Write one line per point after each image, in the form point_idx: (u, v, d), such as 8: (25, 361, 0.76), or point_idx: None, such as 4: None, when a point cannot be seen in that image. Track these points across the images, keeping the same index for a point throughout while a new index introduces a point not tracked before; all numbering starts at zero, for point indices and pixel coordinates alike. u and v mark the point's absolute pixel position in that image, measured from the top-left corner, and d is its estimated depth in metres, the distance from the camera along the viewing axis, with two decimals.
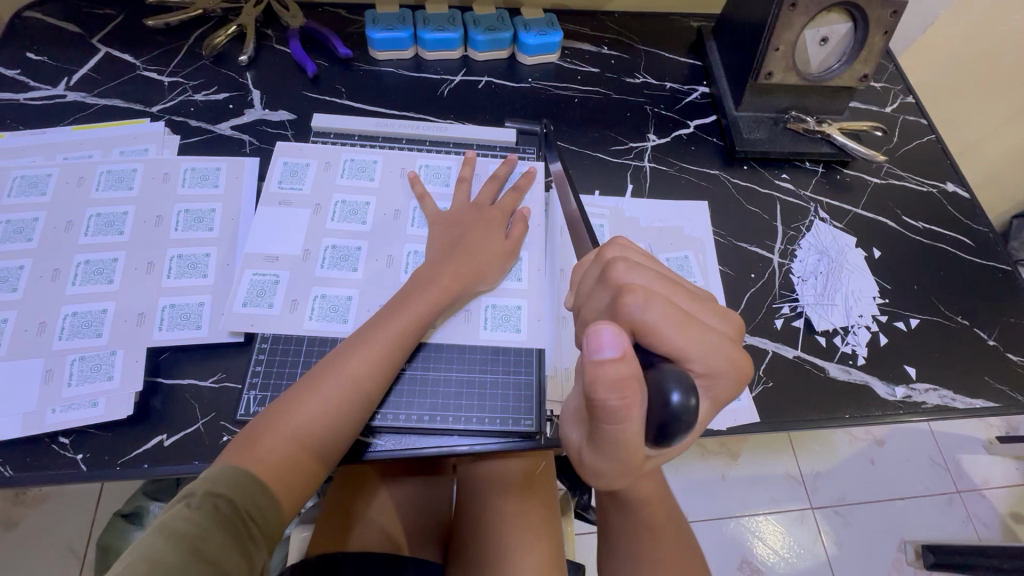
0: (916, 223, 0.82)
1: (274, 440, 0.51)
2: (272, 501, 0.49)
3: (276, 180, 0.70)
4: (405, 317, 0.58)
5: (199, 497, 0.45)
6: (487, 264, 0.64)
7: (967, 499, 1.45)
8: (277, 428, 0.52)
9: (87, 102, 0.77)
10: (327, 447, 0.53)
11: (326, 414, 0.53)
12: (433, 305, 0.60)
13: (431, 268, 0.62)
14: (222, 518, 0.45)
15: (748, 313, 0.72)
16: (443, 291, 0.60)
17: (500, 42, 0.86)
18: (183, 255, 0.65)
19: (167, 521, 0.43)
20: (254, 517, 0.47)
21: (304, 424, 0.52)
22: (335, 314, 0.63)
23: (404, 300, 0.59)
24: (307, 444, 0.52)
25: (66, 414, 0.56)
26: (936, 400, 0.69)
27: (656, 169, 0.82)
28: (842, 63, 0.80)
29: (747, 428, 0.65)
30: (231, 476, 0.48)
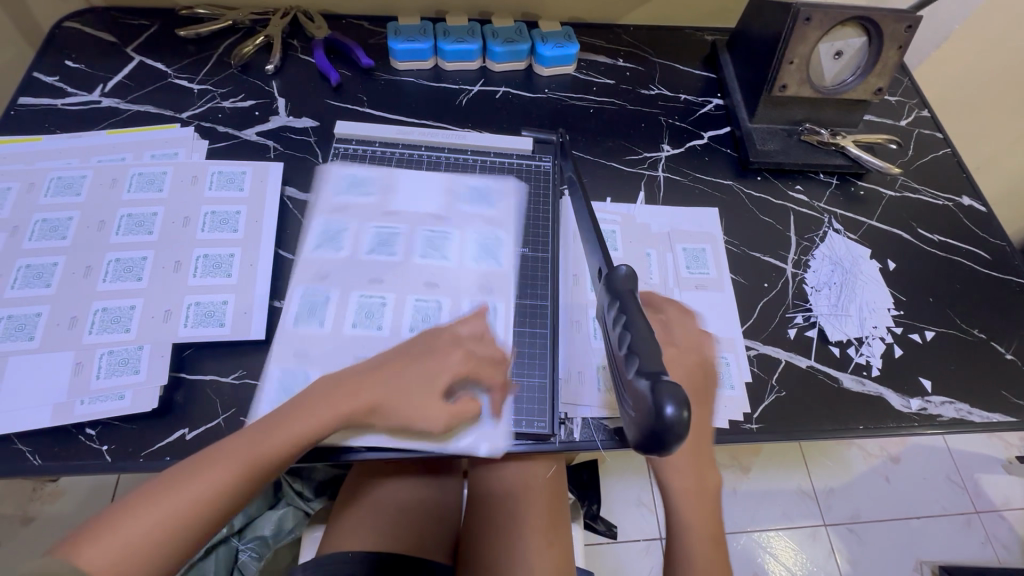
0: (931, 236, 0.82)
1: (107, 544, 0.44)
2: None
3: (348, 178, 0.75)
4: (301, 430, 0.52)
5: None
6: (416, 377, 0.58)
7: (986, 520, 1.42)
8: (124, 522, 0.45)
9: (121, 108, 0.81)
10: (170, 554, 0.46)
11: (181, 517, 0.47)
12: (343, 415, 0.54)
13: (362, 374, 0.57)
14: None
15: (761, 322, 0.72)
16: (357, 403, 0.55)
17: (518, 54, 0.89)
18: (209, 255, 0.67)
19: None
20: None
21: (154, 522, 0.46)
22: (286, 342, 0.62)
23: (312, 405, 0.54)
24: (148, 547, 0.45)
25: (93, 406, 0.57)
26: (952, 413, 0.68)
27: (670, 179, 0.83)
28: (857, 76, 0.80)
29: (759, 437, 0.65)
30: (51, 570, 0.42)
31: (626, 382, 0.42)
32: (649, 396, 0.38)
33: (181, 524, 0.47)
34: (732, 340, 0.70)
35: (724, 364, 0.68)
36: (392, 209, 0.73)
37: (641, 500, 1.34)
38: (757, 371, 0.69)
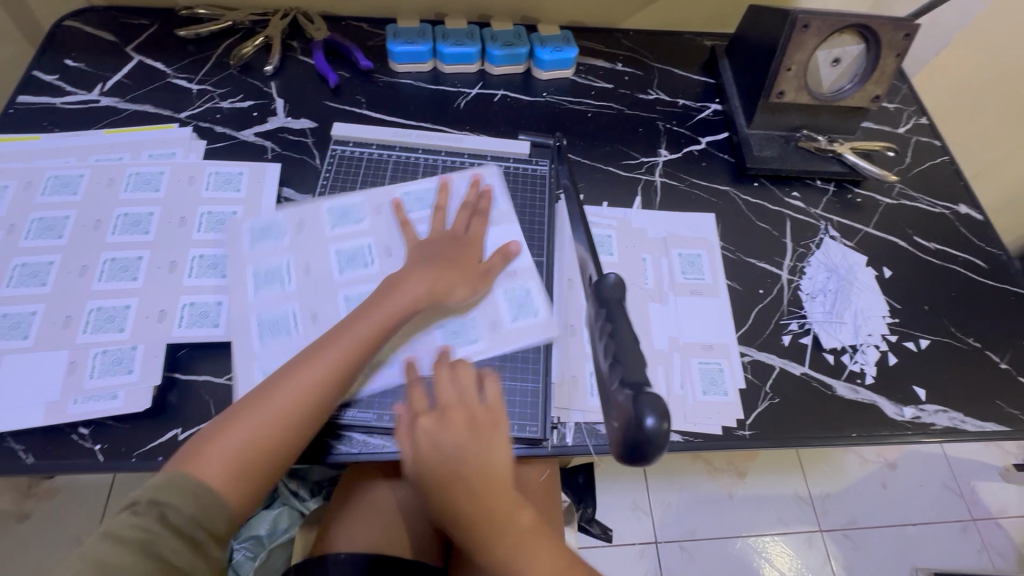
0: (928, 244, 0.82)
1: (222, 449, 0.51)
2: (220, 511, 0.50)
3: (400, 185, 0.74)
4: (373, 326, 0.59)
5: (142, 505, 0.47)
6: (457, 279, 0.65)
7: (982, 527, 1.42)
8: (231, 432, 0.52)
9: (119, 107, 0.81)
10: (274, 459, 0.53)
11: (271, 424, 0.53)
12: (389, 318, 0.60)
13: (395, 280, 0.63)
14: (166, 525, 0.47)
15: (755, 328, 0.72)
16: (403, 303, 0.61)
17: (517, 57, 0.89)
18: (258, 224, 0.69)
19: (111, 527, 0.46)
20: (199, 526, 0.48)
21: (255, 428, 0.53)
22: (278, 329, 0.63)
23: (361, 315, 0.60)
24: (253, 453, 0.52)
25: (86, 405, 0.58)
26: (946, 422, 0.68)
27: (667, 184, 0.83)
28: (854, 83, 0.80)
29: (751, 444, 0.65)
30: (176, 484, 0.49)
31: (608, 392, 0.44)
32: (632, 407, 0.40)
33: (274, 428, 0.53)
34: (726, 346, 0.70)
35: (717, 369, 0.69)
36: (391, 207, 0.73)
37: (636, 504, 1.37)
38: (750, 377, 0.69)
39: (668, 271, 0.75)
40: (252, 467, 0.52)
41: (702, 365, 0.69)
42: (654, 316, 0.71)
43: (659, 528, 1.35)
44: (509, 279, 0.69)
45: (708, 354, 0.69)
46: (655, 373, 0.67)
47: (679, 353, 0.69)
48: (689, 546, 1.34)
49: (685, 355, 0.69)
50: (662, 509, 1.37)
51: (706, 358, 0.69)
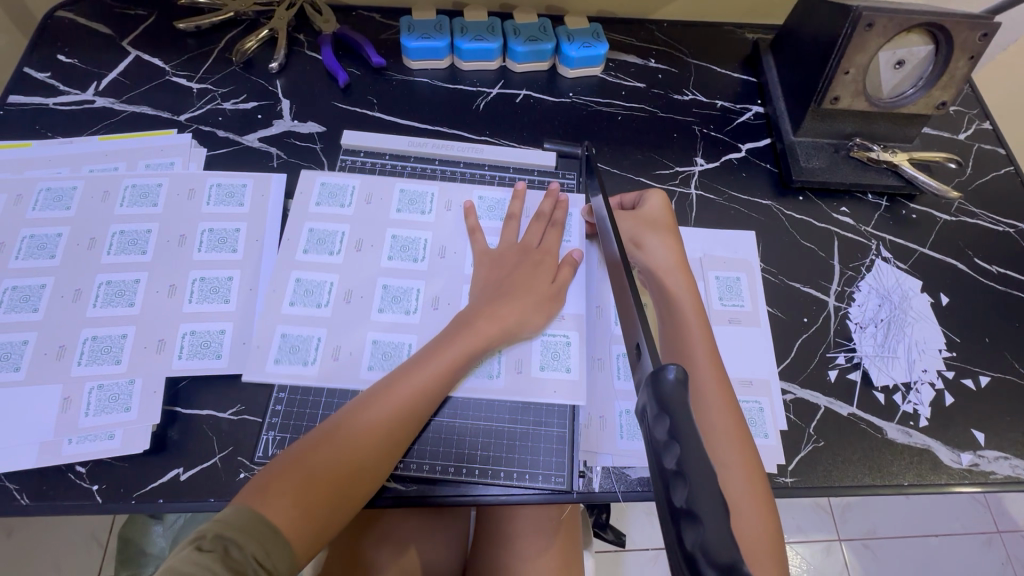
0: (990, 267, 0.74)
1: (291, 486, 0.47)
2: (287, 551, 0.45)
3: (395, 206, 0.68)
4: (447, 359, 0.55)
5: (209, 540, 0.41)
6: (530, 308, 0.60)
7: (1009, 540, 1.37)
8: (303, 463, 0.48)
9: (115, 109, 0.76)
10: (343, 494, 0.49)
11: (347, 459, 0.49)
12: (471, 349, 0.56)
13: (473, 309, 0.59)
14: (232, 562, 0.41)
15: (799, 362, 0.67)
16: (483, 334, 0.57)
17: (541, 54, 0.81)
18: (317, 230, 0.66)
19: (173, 564, 0.39)
20: (263, 563, 0.43)
21: (329, 464, 0.49)
22: (296, 355, 0.59)
23: (441, 344, 0.56)
24: (326, 485, 0.48)
25: (82, 444, 0.54)
26: (1007, 470, 0.63)
27: (703, 197, 0.77)
28: (918, 88, 0.72)
29: (794, 491, 0.60)
30: (244, 518, 0.44)
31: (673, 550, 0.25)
32: None
33: (349, 462, 0.49)
34: (767, 381, 0.65)
35: (757, 409, 0.63)
36: (407, 229, 0.67)
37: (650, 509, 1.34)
38: (793, 418, 0.63)
39: (705, 296, 0.69)
40: (324, 500, 0.48)
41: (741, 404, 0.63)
42: None
43: None
44: (551, 319, 0.63)
45: (747, 391, 0.64)
46: None
47: None
48: None
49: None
50: None
51: (744, 396, 0.64)
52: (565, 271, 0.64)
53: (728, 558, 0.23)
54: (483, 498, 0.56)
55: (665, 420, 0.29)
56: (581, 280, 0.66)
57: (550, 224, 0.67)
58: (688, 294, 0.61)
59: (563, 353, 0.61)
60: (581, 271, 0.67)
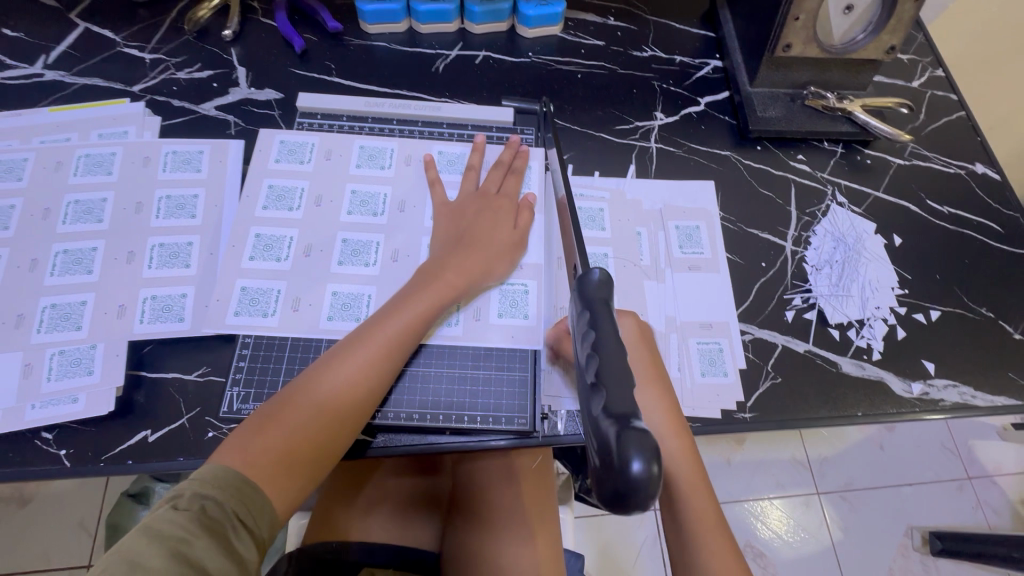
0: (941, 207, 0.77)
1: (264, 443, 0.47)
2: (266, 507, 0.45)
3: (354, 163, 0.68)
4: (412, 311, 0.55)
5: (186, 498, 0.42)
6: (494, 256, 0.61)
7: (978, 485, 1.43)
8: (275, 423, 0.49)
9: (66, 81, 0.74)
10: (321, 449, 0.50)
11: (317, 414, 0.50)
12: (438, 302, 0.57)
13: (437, 263, 0.59)
14: (209, 522, 0.41)
15: (757, 304, 0.68)
16: (450, 286, 0.57)
17: (499, 13, 0.81)
18: (276, 186, 0.66)
19: (150, 521, 0.40)
20: (244, 521, 0.43)
21: (300, 420, 0.49)
22: (255, 307, 0.60)
23: (406, 299, 0.56)
24: (302, 442, 0.49)
25: (46, 410, 0.54)
26: (956, 397, 0.65)
27: (663, 150, 0.77)
28: (868, 33, 0.73)
29: (753, 426, 0.62)
30: (220, 476, 0.44)
31: (588, 417, 0.33)
32: (611, 445, 0.30)
33: (323, 417, 0.50)
34: (726, 323, 0.67)
35: (717, 349, 0.65)
36: (365, 186, 0.67)
37: None
38: (751, 356, 0.65)
39: (665, 245, 0.70)
40: (304, 455, 0.48)
41: (700, 345, 0.65)
42: (649, 294, 0.67)
43: None
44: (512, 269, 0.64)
45: (706, 333, 0.66)
46: None
47: (677, 332, 0.65)
48: None
49: (683, 336, 0.65)
50: None
51: (703, 337, 0.65)
52: (524, 215, 0.65)
53: (625, 410, 0.31)
54: (448, 444, 0.57)
55: (587, 317, 0.38)
56: (540, 227, 0.67)
57: (510, 171, 0.68)
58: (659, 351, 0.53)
59: (523, 301, 0.63)
60: (539, 218, 0.67)
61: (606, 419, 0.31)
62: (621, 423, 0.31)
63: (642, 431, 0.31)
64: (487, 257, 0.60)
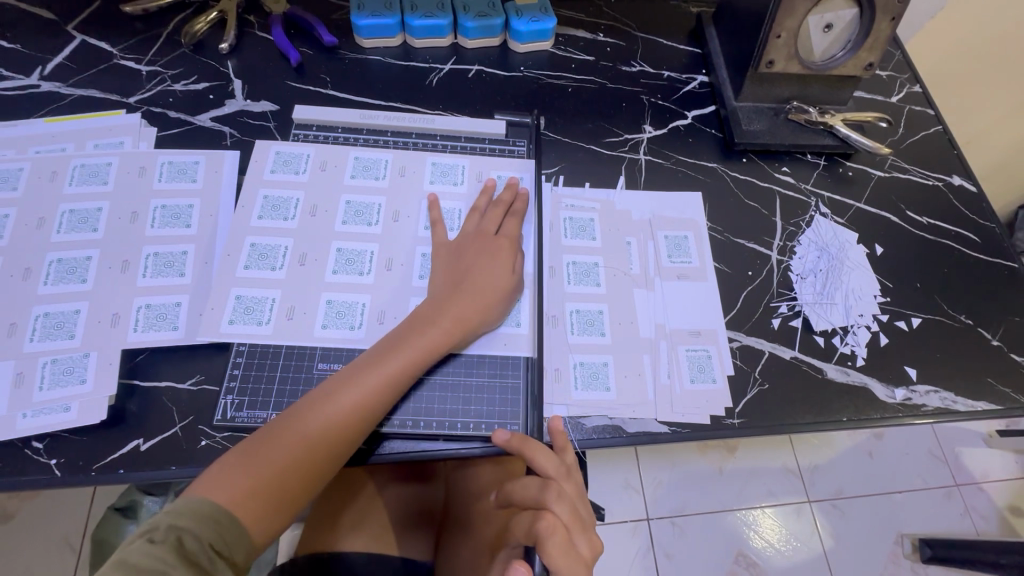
0: (920, 218, 0.79)
1: (245, 479, 0.48)
2: (241, 539, 0.46)
3: (349, 173, 0.69)
4: (406, 355, 0.56)
5: (161, 531, 0.42)
6: (493, 296, 0.61)
7: (966, 492, 1.44)
8: (260, 459, 0.49)
9: (62, 92, 0.75)
10: (297, 488, 0.50)
11: (302, 455, 0.50)
12: (432, 347, 0.57)
13: (433, 307, 0.59)
14: (186, 553, 0.42)
15: (744, 312, 0.70)
16: (445, 332, 0.58)
17: (491, 29, 0.83)
18: (272, 196, 0.67)
19: (125, 555, 0.41)
20: (219, 551, 0.44)
21: (284, 459, 0.49)
22: (250, 315, 0.60)
23: (398, 343, 0.56)
24: (285, 480, 0.49)
25: (37, 418, 0.54)
26: (937, 402, 0.67)
27: (652, 162, 0.79)
28: (846, 51, 0.76)
29: (742, 432, 0.63)
30: (199, 510, 0.45)
31: None
32: None
33: (304, 458, 0.50)
34: (714, 330, 0.68)
35: (705, 356, 0.66)
36: (355, 196, 0.68)
37: (628, 482, 1.39)
38: (739, 363, 0.67)
39: (654, 254, 0.72)
40: (283, 494, 0.49)
41: (689, 352, 0.66)
42: (639, 302, 0.68)
43: (652, 505, 1.37)
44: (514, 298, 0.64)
45: (695, 341, 0.67)
46: (641, 363, 0.65)
47: (667, 340, 0.67)
48: (681, 522, 1.36)
49: (672, 344, 0.66)
50: (654, 486, 1.39)
51: (692, 345, 0.67)
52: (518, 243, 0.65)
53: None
54: (442, 450, 0.58)
55: None
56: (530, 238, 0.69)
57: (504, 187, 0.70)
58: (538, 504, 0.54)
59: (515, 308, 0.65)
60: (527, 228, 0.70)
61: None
62: None
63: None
64: (486, 301, 0.60)
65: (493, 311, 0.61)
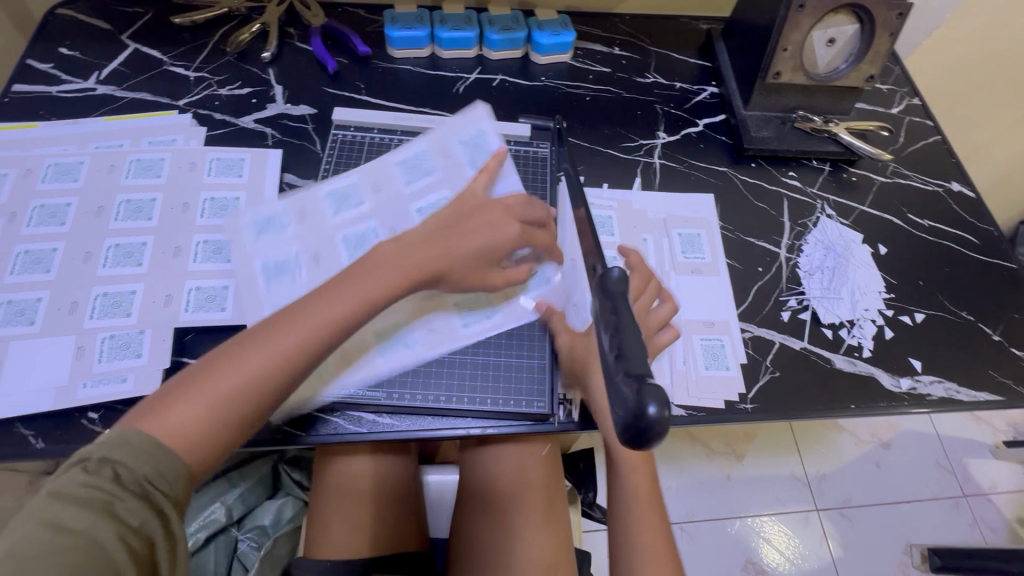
0: (921, 221, 0.83)
1: (187, 408, 0.47)
2: (177, 471, 0.45)
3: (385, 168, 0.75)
4: (358, 290, 0.55)
5: (95, 462, 0.42)
6: (490, 265, 0.62)
7: (974, 504, 1.45)
8: (203, 390, 0.48)
9: (116, 95, 0.81)
10: (239, 417, 0.49)
11: (246, 383, 0.49)
12: (388, 283, 0.56)
13: (395, 247, 0.58)
14: (122, 486, 0.42)
15: (755, 305, 0.74)
16: (404, 270, 0.57)
17: (515, 42, 0.89)
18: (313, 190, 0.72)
19: (61, 486, 0.41)
20: (154, 483, 0.43)
21: (227, 389, 0.49)
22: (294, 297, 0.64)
23: (355, 278, 0.55)
24: (227, 407, 0.49)
25: (95, 389, 0.57)
26: (941, 392, 0.70)
27: (666, 165, 0.84)
28: (849, 63, 0.81)
29: (754, 416, 0.66)
30: (130, 440, 0.44)
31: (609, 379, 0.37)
32: (631, 394, 0.34)
33: (248, 387, 0.49)
34: (727, 321, 0.72)
35: (719, 344, 0.70)
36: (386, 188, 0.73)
37: None
38: (751, 352, 0.70)
39: (668, 249, 0.76)
40: (225, 421, 0.48)
41: (703, 340, 0.70)
42: None
43: None
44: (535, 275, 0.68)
45: (709, 330, 0.71)
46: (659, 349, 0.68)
47: (683, 328, 0.70)
48: (689, 528, 1.37)
49: (687, 332, 0.70)
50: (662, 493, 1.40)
51: (706, 334, 0.70)
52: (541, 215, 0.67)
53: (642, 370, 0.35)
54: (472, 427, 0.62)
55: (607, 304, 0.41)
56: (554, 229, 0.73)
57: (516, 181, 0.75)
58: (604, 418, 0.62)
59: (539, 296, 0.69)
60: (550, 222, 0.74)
61: (626, 380, 0.35)
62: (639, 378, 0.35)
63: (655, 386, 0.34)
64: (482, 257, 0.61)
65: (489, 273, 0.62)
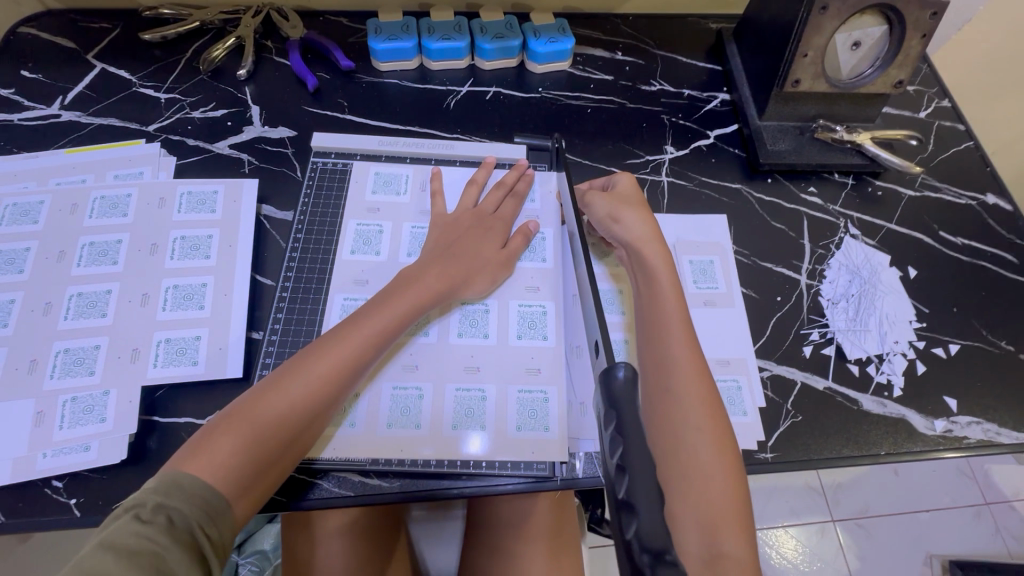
0: (955, 239, 0.76)
1: (230, 440, 0.46)
2: (227, 517, 0.44)
3: (370, 188, 0.71)
4: (391, 313, 0.56)
5: (149, 510, 0.40)
6: (480, 270, 0.63)
7: (996, 511, 1.38)
8: (246, 423, 0.47)
9: (81, 122, 0.75)
10: (280, 448, 0.48)
11: (288, 412, 0.48)
12: (418, 303, 0.58)
13: (418, 267, 0.60)
14: (177, 533, 0.40)
15: (774, 340, 0.68)
16: (430, 289, 0.59)
17: (509, 50, 0.82)
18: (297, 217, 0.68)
19: (113, 538, 0.39)
20: (209, 533, 0.42)
21: (271, 420, 0.48)
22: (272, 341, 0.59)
23: (388, 299, 0.57)
24: (271, 440, 0.47)
25: (57, 458, 0.53)
26: (980, 435, 0.64)
27: (674, 184, 0.78)
28: (875, 68, 0.74)
29: (774, 467, 0.61)
30: (184, 484, 0.43)
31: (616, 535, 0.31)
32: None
33: (289, 417, 0.48)
34: (743, 359, 0.66)
35: (735, 387, 0.64)
36: (370, 213, 0.69)
37: None
38: (770, 394, 0.64)
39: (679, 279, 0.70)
40: (268, 455, 0.47)
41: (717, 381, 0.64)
42: None
43: None
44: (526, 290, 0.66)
45: (724, 370, 0.65)
46: None
47: None
48: None
49: None
50: None
51: (721, 375, 0.64)
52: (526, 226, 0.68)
53: (660, 545, 0.28)
54: (465, 487, 0.57)
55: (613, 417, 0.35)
56: (548, 244, 0.69)
57: (509, 192, 0.70)
58: (676, 310, 0.58)
59: (541, 321, 0.64)
60: (544, 239, 0.70)
61: (638, 549, 0.28)
62: (655, 554, 0.28)
63: (675, 572, 0.27)
64: (469, 254, 0.63)
65: (487, 273, 0.63)
